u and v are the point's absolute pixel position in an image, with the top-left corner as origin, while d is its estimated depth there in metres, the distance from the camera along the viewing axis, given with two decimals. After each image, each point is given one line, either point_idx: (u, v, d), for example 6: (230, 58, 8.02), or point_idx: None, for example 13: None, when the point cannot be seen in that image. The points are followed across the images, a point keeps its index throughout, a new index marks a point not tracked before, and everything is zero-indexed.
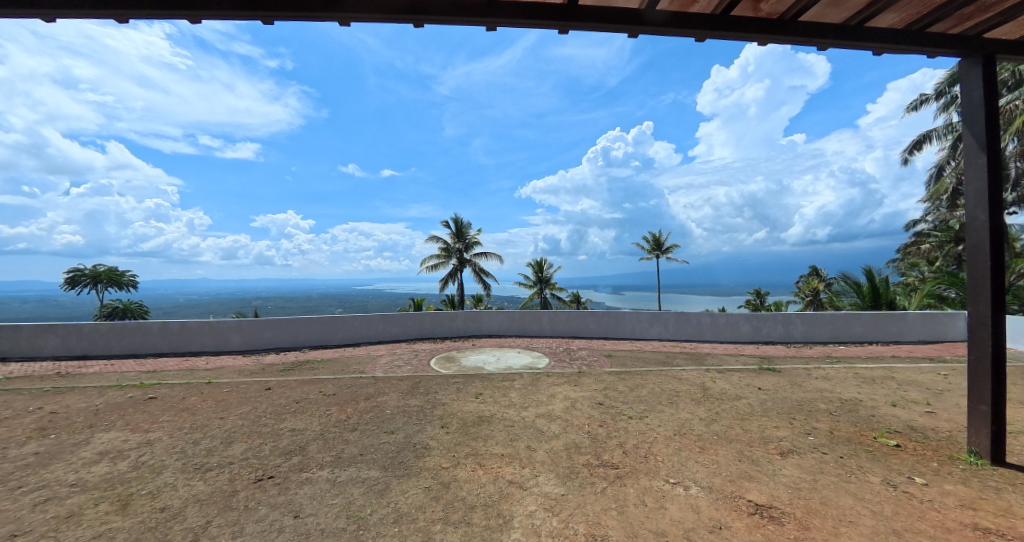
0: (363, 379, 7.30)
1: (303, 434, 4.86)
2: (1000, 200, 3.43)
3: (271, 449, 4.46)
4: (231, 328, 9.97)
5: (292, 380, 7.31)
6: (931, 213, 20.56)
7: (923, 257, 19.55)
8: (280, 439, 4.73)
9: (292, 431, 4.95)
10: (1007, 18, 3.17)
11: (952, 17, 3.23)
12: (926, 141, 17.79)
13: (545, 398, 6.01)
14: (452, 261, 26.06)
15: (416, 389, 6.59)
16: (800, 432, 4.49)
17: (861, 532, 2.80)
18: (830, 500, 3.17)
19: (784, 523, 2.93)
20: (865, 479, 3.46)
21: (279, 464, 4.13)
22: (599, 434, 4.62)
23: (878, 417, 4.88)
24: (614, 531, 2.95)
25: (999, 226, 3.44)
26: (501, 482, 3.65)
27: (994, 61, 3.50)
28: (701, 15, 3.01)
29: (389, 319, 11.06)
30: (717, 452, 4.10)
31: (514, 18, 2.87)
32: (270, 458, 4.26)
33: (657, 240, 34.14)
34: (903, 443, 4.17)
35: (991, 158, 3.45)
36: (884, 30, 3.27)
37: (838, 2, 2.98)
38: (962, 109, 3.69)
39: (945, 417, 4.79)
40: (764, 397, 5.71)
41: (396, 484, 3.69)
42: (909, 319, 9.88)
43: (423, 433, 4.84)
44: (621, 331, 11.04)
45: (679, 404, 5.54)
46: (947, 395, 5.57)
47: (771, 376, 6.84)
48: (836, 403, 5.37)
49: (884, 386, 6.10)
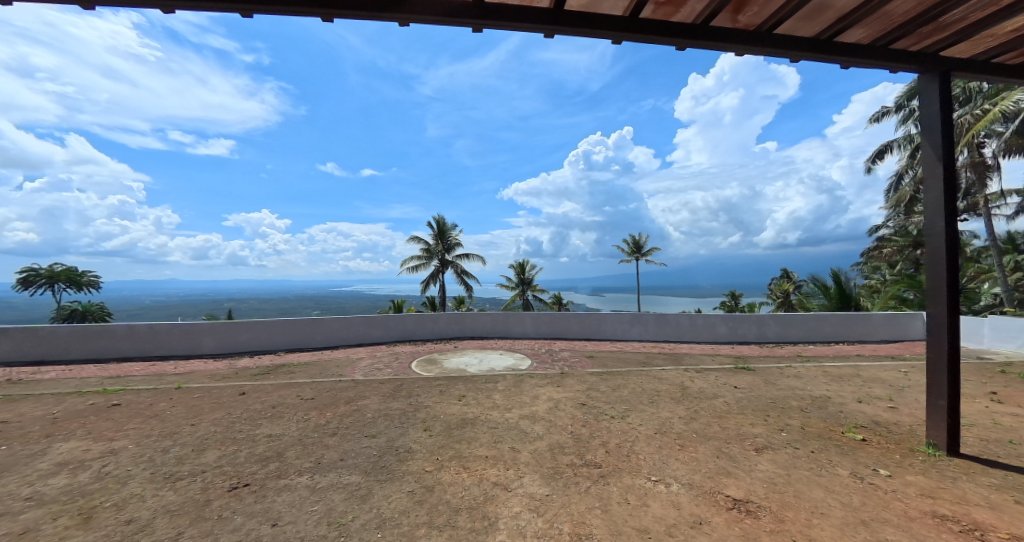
0: (343, 382, 7.15)
1: (281, 440, 4.72)
2: (955, 207, 3.69)
3: (245, 456, 4.32)
4: (205, 330, 9.61)
5: (267, 385, 7.09)
6: (891, 219, 21.74)
7: (884, 261, 20.64)
8: (257, 445, 4.59)
9: (269, 437, 4.81)
10: (960, 38, 3.39)
11: (913, 36, 3.43)
12: (887, 151, 18.79)
13: (528, 400, 6.02)
14: (434, 263, 25.88)
15: (397, 393, 6.50)
16: (774, 429, 4.67)
17: (831, 523, 2.93)
18: (803, 494, 3.31)
19: (760, 516, 3.04)
20: (835, 472, 3.63)
21: (256, 471, 4.00)
22: (582, 434, 4.69)
23: (846, 413, 5.13)
24: (599, 529, 2.99)
25: (955, 231, 3.69)
26: (486, 484, 3.65)
27: (950, 78, 3.73)
28: (683, 24, 3.13)
29: (370, 322, 10.85)
30: (697, 449, 4.21)
31: (504, 20, 2.88)
32: (246, 465, 4.13)
33: (637, 243, 34.72)
34: (869, 437, 4.39)
35: (947, 170, 3.70)
36: (852, 44, 3.46)
37: (810, 17, 3.14)
38: (922, 123, 3.93)
39: (906, 412, 5.08)
40: (740, 396, 5.91)
41: (378, 489, 3.63)
42: (874, 319, 10.44)
43: (405, 436, 4.78)
44: (603, 333, 11.20)
45: (660, 403, 5.68)
46: (907, 391, 5.92)
47: (746, 374, 7.10)
48: (807, 400, 5.62)
49: (851, 383, 6.42)
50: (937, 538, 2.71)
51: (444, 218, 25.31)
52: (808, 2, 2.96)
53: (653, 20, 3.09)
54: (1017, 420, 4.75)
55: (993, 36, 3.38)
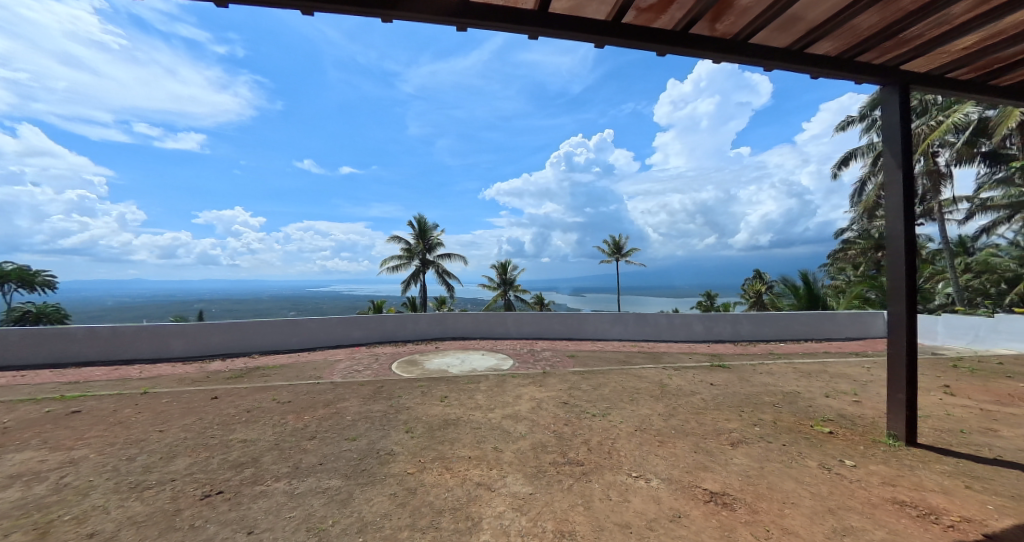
0: (321, 385, 6.99)
1: (256, 445, 4.57)
2: (913, 212, 3.93)
3: (218, 463, 4.17)
4: (173, 332, 9.21)
5: (241, 388, 6.86)
6: (855, 223, 22.86)
7: (849, 262, 21.68)
8: (230, 451, 4.43)
9: (243, 443, 4.65)
10: (918, 53, 3.59)
11: (876, 50, 3.62)
12: (852, 158, 19.73)
13: (510, 399, 6.04)
14: (415, 263, 25.60)
15: (378, 394, 6.40)
16: (748, 424, 4.85)
17: (802, 512, 3.07)
18: (775, 485, 3.45)
19: (736, 508, 3.15)
20: (805, 464, 3.80)
21: (230, 478, 3.86)
22: (565, 433, 4.74)
23: (814, 407, 5.38)
24: (582, 526, 3.03)
25: (913, 235, 3.93)
26: (469, 484, 3.65)
27: (908, 90, 3.97)
28: (663, 30, 3.21)
29: (349, 322, 10.65)
30: (676, 445, 4.33)
31: (489, 20, 2.88)
32: (219, 472, 3.98)
33: (617, 244, 35.28)
34: (835, 429, 4.62)
35: (906, 177, 3.94)
36: (820, 56, 3.62)
37: (783, 28, 3.28)
38: (884, 132, 4.16)
39: (869, 405, 5.35)
40: (716, 392, 6.10)
41: (359, 493, 3.57)
42: (839, 318, 10.96)
43: (387, 438, 4.72)
44: (584, 332, 11.34)
45: (640, 401, 5.80)
46: (870, 386, 6.25)
47: (722, 372, 7.33)
48: (778, 396, 5.85)
49: (819, 379, 6.72)
50: (897, 523, 2.87)
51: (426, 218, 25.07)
52: (781, 14, 3.08)
53: (635, 25, 3.16)
54: (968, 411, 5.09)
55: (947, 52, 3.60)
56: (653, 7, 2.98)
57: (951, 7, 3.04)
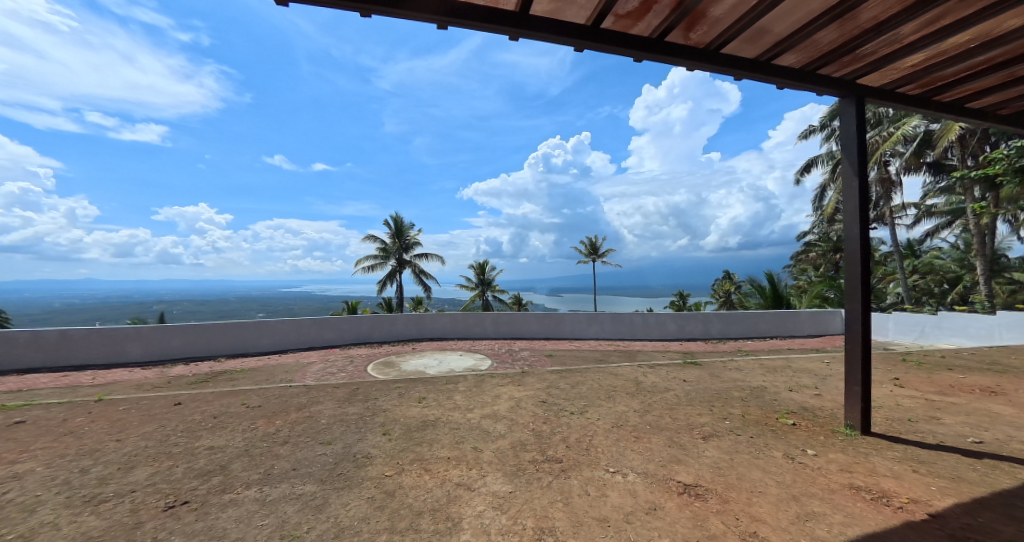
0: (293, 388, 6.77)
1: (224, 452, 4.39)
2: (867, 216, 4.20)
3: (183, 472, 3.97)
4: (129, 335, 8.70)
5: (206, 393, 6.55)
6: (815, 227, 24.12)
7: (810, 264, 22.87)
8: (196, 459, 4.23)
9: (210, 450, 4.45)
10: (872, 69, 3.84)
11: (835, 65, 3.85)
12: (813, 165, 20.82)
13: (489, 399, 6.04)
14: (391, 263, 25.18)
15: (354, 397, 6.26)
16: (719, 418, 5.05)
17: (768, 500, 3.22)
18: (744, 475, 3.61)
19: (708, 498, 3.28)
20: (771, 454, 4.00)
21: (196, 487, 3.69)
22: (544, 431, 4.79)
23: (779, 400, 5.66)
24: (561, 521, 3.07)
25: (867, 237, 4.20)
26: (449, 485, 3.63)
27: (864, 103, 4.24)
28: (640, 37, 3.30)
29: (321, 324, 10.39)
30: (651, 440, 4.46)
31: (470, 20, 2.88)
32: (184, 481, 3.80)
33: (593, 245, 35.83)
34: (798, 421, 4.88)
35: (861, 183, 4.21)
36: (785, 67, 3.82)
37: (751, 40, 3.43)
38: (842, 141, 4.43)
39: (829, 398, 5.68)
40: (689, 388, 6.32)
41: (335, 497, 3.49)
42: (802, 316, 11.56)
43: (363, 441, 4.62)
44: (561, 332, 11.46)
45: (617, 398, 5.93)
46: (829, 379, 6.62)
47: (694, 369, 7.59)
48: (746, 391, 6.11)
49: (783, 374, 7.07)
50: (854, 506, 3.07)
51: (402, 218, 24.70)
52: (750, 26, 3.23)
53: (613, 31, 3.24)
54: (916, 401, 5.48)
55: (898, 68, 3.86)
56: (631, 13, 3.06)
57: (901, 28, 3.27)
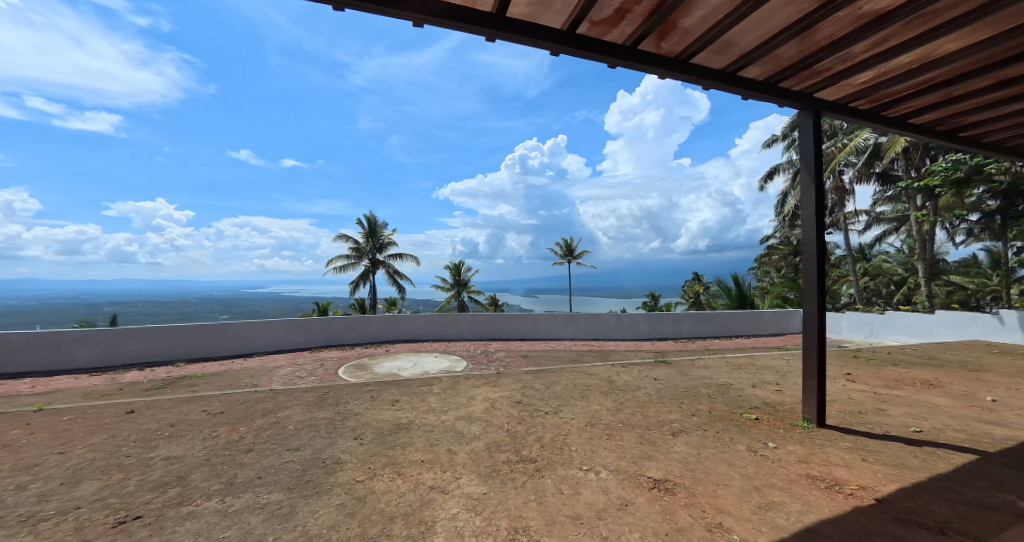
0: (259, 393, 6.53)
1: (182, 462, 4.18)
2: (823, 222, 4.48)
3: (137, 485, 3.76)
4: (77, 339, 8.15)
5: (163, 400, 6.22)
6: (777, 231, 25.33)
7: (773, 266, 24.00)
8: (151, 471, 4.02)
9: (167, 460, 4.24)
10: (829, 83, 4.09)
11: (795, 79, 4.07)
12: (776, 173, 21.84)
13: (464, 401, 6.03)
14: (364, 263, 24.68)
15: (324, 401, 6.10)
16: (687, 414, 5.23)
17: (732, 491, 3.37)
18: (711, 469, 3.76)
19: (676, 493, 3.40)
20: (735, 448, 4.18)
21: (150, 500, 3.51)
22: (518, 431, 4.83)
23: (744, 396, 5.92)
24: (535, 521, 3.11)
25: (822, 242, 4.47)
26: (422, 488, 3.60)
27: (820, 116, 4.51)
28: (615, 44, 3.39)
29: (291, 326, 10.07)
30: (623, 437, 4.57)
31: (448, 20, 2.88)
32: (138, 494, 3.61)
33: (569, 247, 36.25)
34: (761, 416, 5.12)
35: (817, 191, 4.48)
36: (750, 79, 4.01)
37: (719, 51, 3.59)
38: (801, 151, 4.69)
39: (788, 393, 5.98)
40: (659, 386, 6.51)
41: (304, 505, 3.40)
42: (765, 316, 12.13)
43: (334, 447, 4.52)
44: (537, 332, 11.55)
45: (590, 397, 6.04)
46: (789, 376, 6.97)
47: (665, 367, 7.82)
48: (713, 388, 6.36)
49: (748, 371, 7.39)
50: (810, 495, 3.25)
51: (377, 217, 24.25)
52: (718, 39, 3.38)
53: (588, 37, 3.31)
54: (865, 395, 5.86)
55: (850, 85, 4.13)
56: (605, 20, 3.14)
57: (853, 46, 3.50)
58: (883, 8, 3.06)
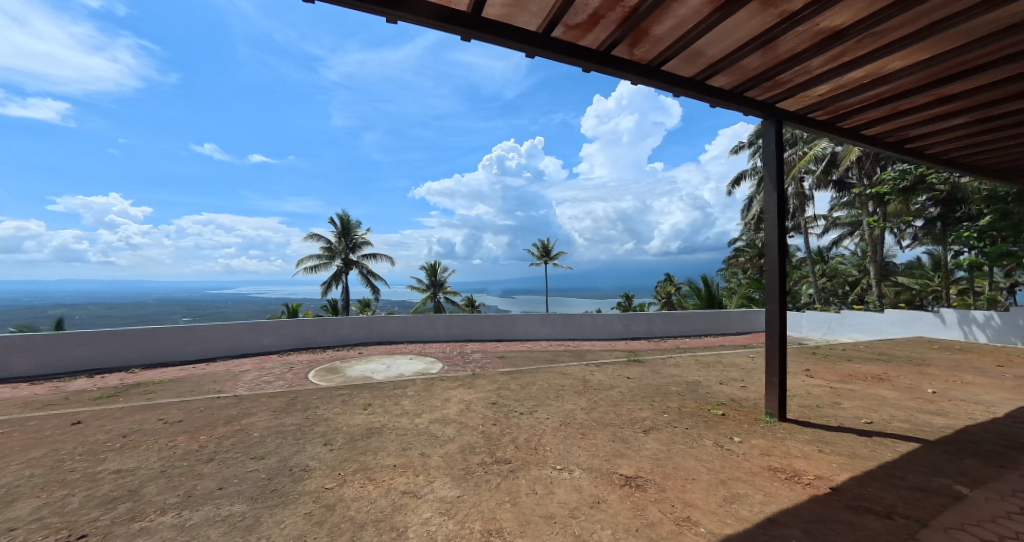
0: (222, 400, 6.27)
1: (133, 476, 3.97)
2: (784, 225, 4.70)
3: (82, 501, 3.54)
4: (16, 345, 7.58)
5: (114, 410, 5.88)
6: (744, 234, 26.37)
7: (739, 267, 24.97)
8: (98, 486, 3.79)
9: (116, 474, 4.01)
10: (789, 94, 4.30)
11: (759, 89, 4.26)
12: (742, 178, 22.75)
13: (439, 403, 5.98)
14: (336, 263, 24.09)
15: (292, 406, 5.92)
16: (658, 412, 5.38)
17: (699, 485, 3.50)
18: (679, 464, 3.89)
19: (646, 489, 3.50)
20: (703, 444, 4.33)
21: (97, 518, 3.31)
22: (493, 432, 4.83)
23: (712, 393, 6.14)
24: (508, 522, 3.12)
25: (784, 244, 4.69)
26: (394, 494, 3.56)
27: (782, 125, 4.73)
28: (589, 49, 3.46)
29: (258, 328, 9.70)
30: (596, 436, 4.65)
31: (423, 17, 2.86)
32: (82, 511, 3.39)
33: (546, 248, 36.52)
34: (727, 411, 5.32)
35: (779, 195, 4.70)
36: (717, 88, 4.18)
37: (688, 60, 3.72)
38: (764, 158, 4.90)
39: (753, 389, 6.25)
40: (632, 385, 6.66)
41: (268, 516, 3.29)
42: (731, 316, 12.63)
43: (302, 454, 4.40)
44: (513, 333, 11.58)
45: (565, 397, 6.11)
46: (754, 372, 7.28)
47: (637, 366, 8.01)
48: (683, 385, 6.56)
49: (716, 369, 7.67)
50: (771, 487, 3.41)
51: (349, 217, 23.71)
52: (687, 48, 3.50)
53: (562, 40, 3.36)
54: (822, 389, 6.19)
55: (809, 96, 4.37)
56: (580, 25, 3.20)
57: (811, 60, 3.70)
58: (838, 25, 3.25)
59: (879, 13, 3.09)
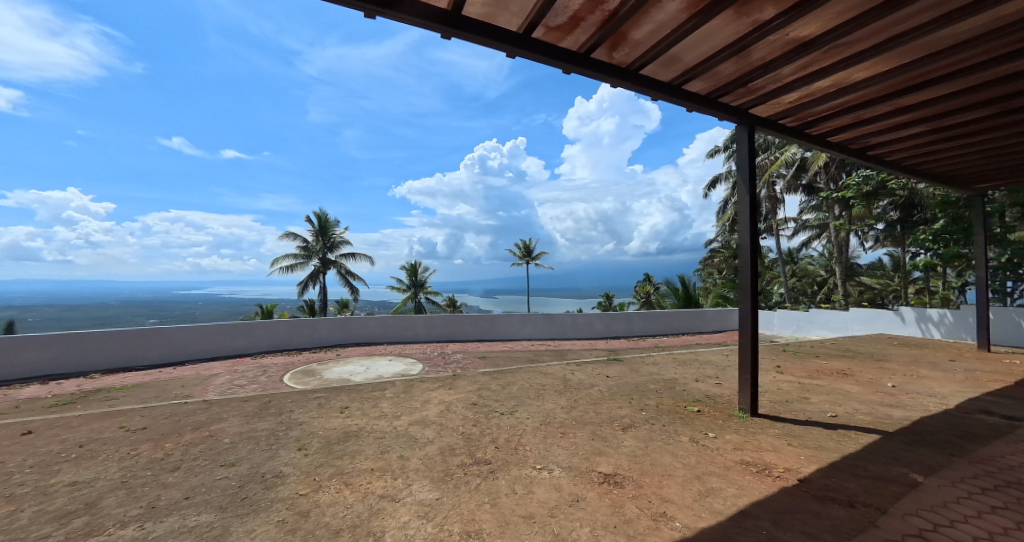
0: (190, 405, 6.03)
1: (90, 488, 3.77)
2: (756, 227, 4.86)
3: (32, 517, 3.34)
4: None
5: (71, 418, 5.57)
6: (719, 235, 27.11)
7: (715, 267, 25.66)
8: (51, 500, 3.59)
9: (71, 487, 3.80)
10: (761, 101, 4.45)
11: (733, 95, 4.39)
12: (718, 181, 23.37)
13: (418, 404, 5.92)
14: (313, 263, 23.54)
15: (266, 411, 5.75)
16: (636, 409, 5.47)
17: (674, 481, 3.58)
18: (656, 461, 3.96)
19: (624, 486, 3.55)
20: (679, 440, 4.44)
21: (49, 533, 3.13)
22: (474, 433, 4.81)
23: (688, 390, 6.28)
24: (488, 523, 3.12)
25: (756, 245, 4.85)
26: (371, 498, 3.50)
27: (754, 130, 4.88)
28: (569, 51, 3.49)
29: (229, 330, 9.38)
30: (576, 434, 4.69)
31: (402, 14, 2.83)
32: (32, 528, 3.20)
33: (527, 248, 36.64)
34: (703, 408, 5.46)
35: (751, 198, 4.85)
36: (693, 93, 4.29)
37: (665, 65, 3.80)
38: (737, 163, 5.05)
39: (727, 386, 6.43)
40: (611, 383, 6.76)
41: (239, 525, 3.19)
42: (707, 315, 12.97)
43: (275, 459, 4.28)
44: (495, 333, 11.57)
45: (546, 396, 6.14)
46: (728, 369, 7.49)
47: (617, 365, 8.12)
48: (661, 383, 6.69)
49: (692, 366, 7.85)
50: (743, 480, 3.52)
51: (327, 216, 23.19)
52: (664, 53, 3.58)
53: (543, 42, 3.38)
54: (792, 385, 6.43)
55: (779, 104, 4.53)
56: (560, 27, 3.23)
57: (782, 69, 3.83)
58: (806, 35, 3.38)
59: (844, 25, 3.23)
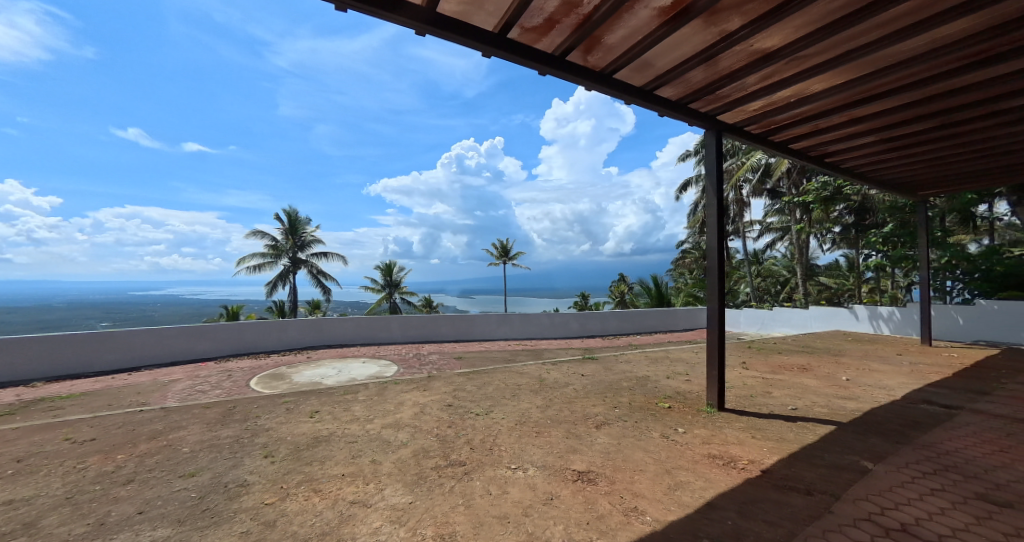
0: (146, 413, 5.72)
1: (31, 506, 3.51)
2: (722, 229, 5.04)
3: None
4: None
5: (10, 430, 5.18)
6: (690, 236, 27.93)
7: (686, 267, 26.42)
8: None
9: (8, 506, 3.53)
10: (729, 107, 4.61)
11: (702, 101, 4.53)
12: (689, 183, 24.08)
13: (392, 407, 5.82)
14: (283, 262, 22.79)
15: (230, 417, 5.52)
16: (610, 407, 5.57)
17: (645, 476, 3.66)
18: (628, 457, 4.05)
19: (597, 482, 3.61)
20: (651, 436, 4.54)
21: None
22: (448, 435, 4.78)
23: (660, 387, 6.44)
24: (461, 525, 3.10)
25: (722, 246, 5.02)
26: (341, 504, 3.42)
27: (721, 135, 5.06)
28: (544, 52, 3.52)
29: (191, 333, 8.95)
30: (551, 433, 4.73)
31: (375, 9, 2.78)
32: None
33: (504, 248, 36.64)
34: (673, 404, 5.61)
35: (718, 201, 5.02)
36: (664, 98, 4.40)
37: (638, 70, 3.88)
38: (706, 167, 5.22)
39: (696, 382, 6.63)
40: (586, 382, 6.85)
41: (198, 538, 3.05)
42: (678, 314, 13.34)
43: (239, 468, 4.11)
44: (471, 333, 11.52)
45: (521, 396, 6.17)
46: (698, 366, 7.73)
47: (591, 363, 8.24)
48: (634, 381, 6.84)
49: (664, 364, 8.06)
50: (710, 473, 3.64)
51: (298, 214, 22.46)
52: (637, 58, 3.65)
53: (518, 42, 3.39)
54: (756, 380, 6.70)
55: (745, 111, 4.71)
56: (536, 28, 3.24)
57: (747, 77, 3.98)
58: (770, 47, 3.53)
59: (804, 39, 3.39)
